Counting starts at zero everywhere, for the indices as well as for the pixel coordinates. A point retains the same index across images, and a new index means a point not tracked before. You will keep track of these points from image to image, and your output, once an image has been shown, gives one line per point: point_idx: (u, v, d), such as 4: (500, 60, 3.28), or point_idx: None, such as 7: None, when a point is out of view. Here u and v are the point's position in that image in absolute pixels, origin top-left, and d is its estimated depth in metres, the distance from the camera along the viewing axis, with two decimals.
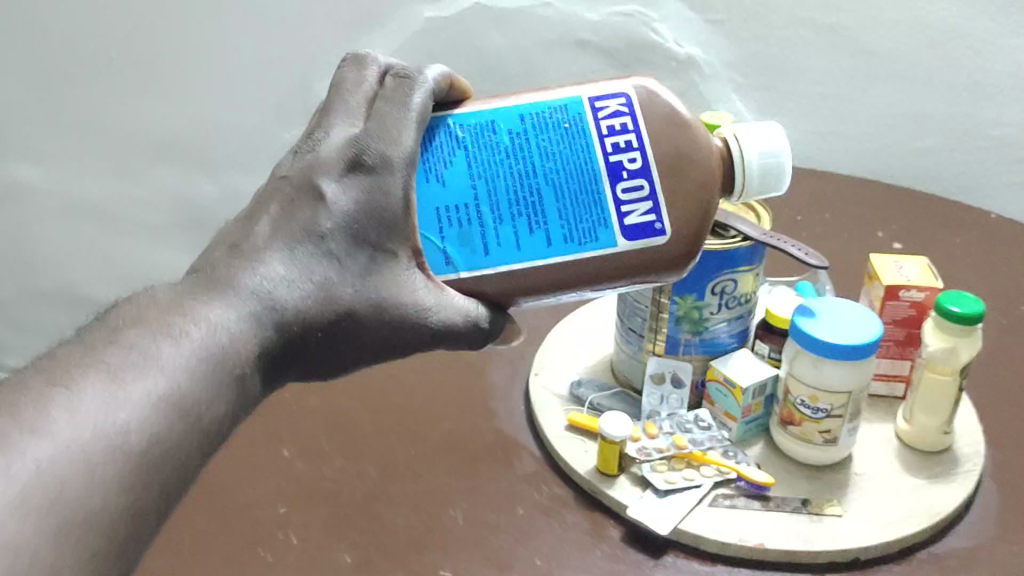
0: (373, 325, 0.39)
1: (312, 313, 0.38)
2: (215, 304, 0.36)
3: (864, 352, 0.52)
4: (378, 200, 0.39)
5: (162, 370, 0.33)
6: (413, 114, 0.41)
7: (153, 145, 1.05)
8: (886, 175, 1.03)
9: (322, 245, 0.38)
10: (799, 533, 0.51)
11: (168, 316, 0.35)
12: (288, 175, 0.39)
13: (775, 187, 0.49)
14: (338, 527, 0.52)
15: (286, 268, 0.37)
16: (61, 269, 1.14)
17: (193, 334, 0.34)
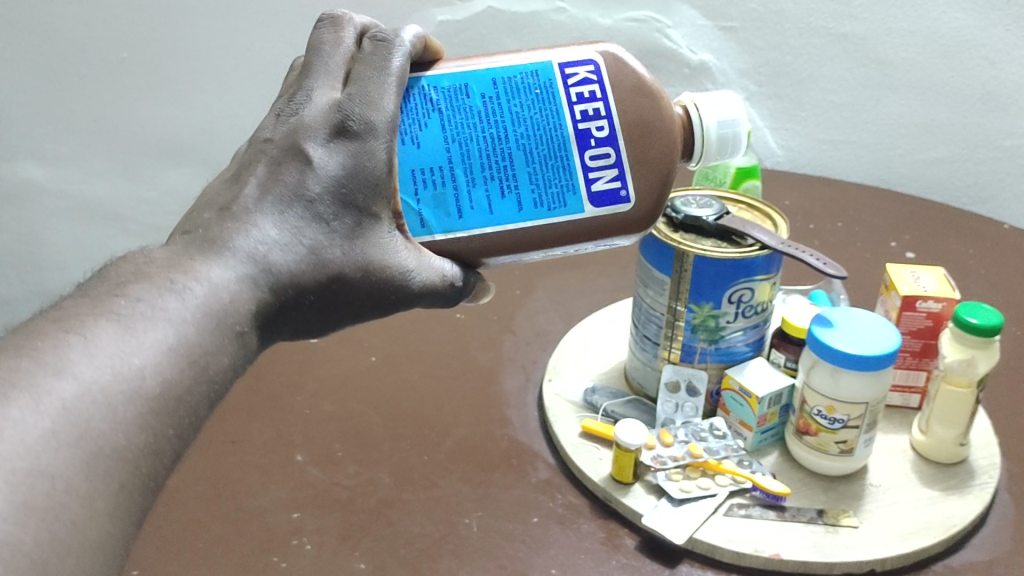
0: (356, 286, 0.40)
1: (302, 274, 0.38)
2: (210, 263, 0.36)
3: (881, 363, 0.51)
4: (363, 163, 0.40)
5: (170, 322, 0.33)
6: (393, 78, 0.42)
7: (165, 146, 1.06)
8: (897, 184, 1.03)
9: (311, 208, 0.39)
10: (815, 544, 0.51)
11: (169, 273, 0.35)
12: (273, 141, 0.40)
13: (730, 152, 0.51)
14: (352, 533, 0.52)
15: (277, 229, 0.38)
16: (69, 271, 1.14)
17: (195, 289, 0.35)
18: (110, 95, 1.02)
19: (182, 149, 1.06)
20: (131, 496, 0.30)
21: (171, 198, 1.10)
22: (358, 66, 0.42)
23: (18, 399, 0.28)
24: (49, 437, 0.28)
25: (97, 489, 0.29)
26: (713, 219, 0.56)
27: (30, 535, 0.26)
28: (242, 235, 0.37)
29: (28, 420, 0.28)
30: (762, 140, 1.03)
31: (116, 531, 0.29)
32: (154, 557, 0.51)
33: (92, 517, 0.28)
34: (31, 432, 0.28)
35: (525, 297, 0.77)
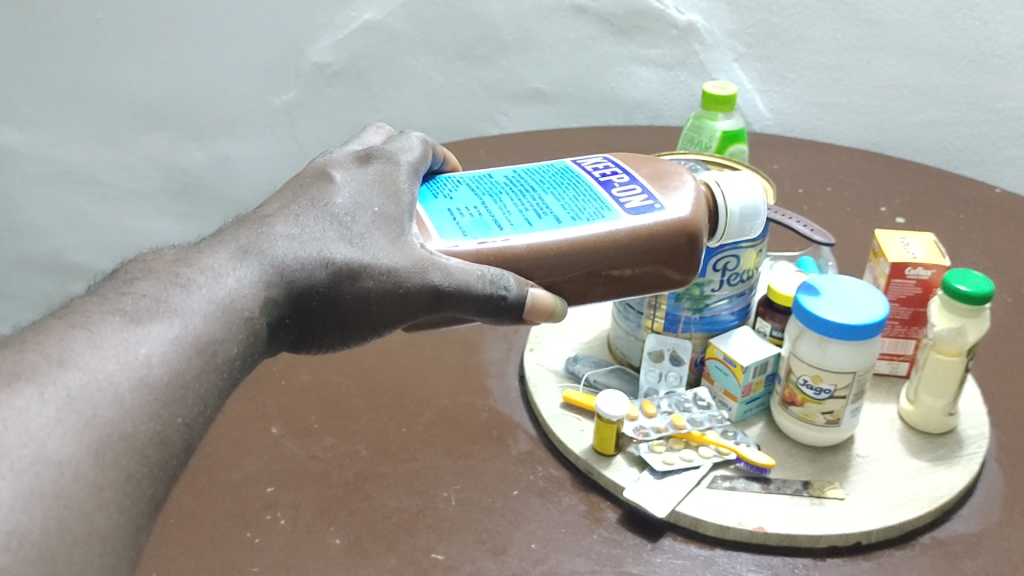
0: (370, 283, 0.39)
1: (310, 268, 0.38)
2: (219, 255, 0.37)
3: (868, 332, 0.50)
4: (381, 185, 0.42)
5: (178, 316, 0.34)
6: (415, 143, 0.46)
7: (142, 110, 1.03)
8: (888, 147, 1.02)
9: (324, 211, 0.40)
10: (798, 516, 0.50)
11: (175, 268, 0.36)
12: (301, 174, 0.43)
13: (751, 231, 0.50)
14: (328, 507, 0.51)
15: (288, 226, 0.39)
16: (47, 237, 1.13)
17: (200, 281, 0.36)
18: (84, 57, 0.99)
19: (159, 112, 1.04)
20: (141, 482, 0.30)
21: (148, 161, 1.07)
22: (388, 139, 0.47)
23: (22, 389, 0.29)
24: (53, 426, 0.29)
25: (106, 476, 0.29)
26: None
27: (39, 522, 0.27)
28: (254, 232, 0.39)
29: (31, 410, 0.29)
30: (749, 103, 1.01)
31: (126, 520, 0.29)
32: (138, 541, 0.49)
33: (101, 505, 0.29)
34: (35, 421, 0.28)
35: None
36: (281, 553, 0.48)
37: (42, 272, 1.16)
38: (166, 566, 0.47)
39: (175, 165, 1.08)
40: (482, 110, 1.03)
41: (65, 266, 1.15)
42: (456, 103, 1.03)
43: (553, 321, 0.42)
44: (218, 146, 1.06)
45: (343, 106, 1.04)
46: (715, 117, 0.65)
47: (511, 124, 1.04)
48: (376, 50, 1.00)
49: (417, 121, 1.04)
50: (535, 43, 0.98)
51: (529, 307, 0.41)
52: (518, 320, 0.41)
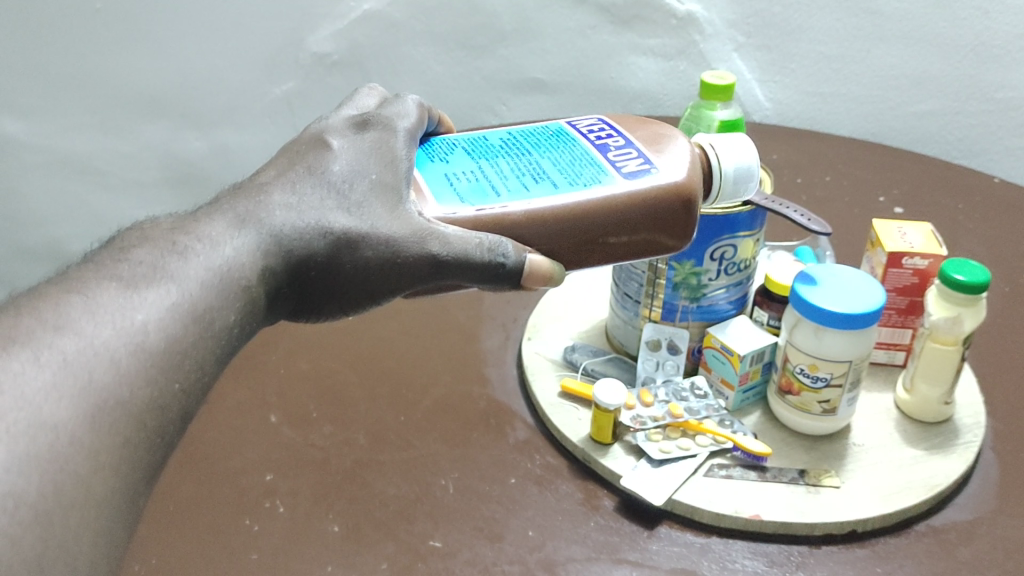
0: (367, 252, 0.39)
1: (307, 237, 0.39)
2: (217, 223, 0.38)
3: (865, 322, 0.50)
4: (376, 152, 0.42)
5: (173, 281, 0.34)
6: (412, 106, 0.46)
7: (143, 100, 1.04)
8: (888, 137, 1.01)
9: (320, 180, 0.40)
10: (795, 504, 0.50)
11: (172, 236, 0.37)
12: (300, 142, 0.44)
13: (745, 193, 0.49)
14: (326, 495, 0.51)
15: (285, 195, 0.40)
16: (48, 226, 1.13)
17: (196, 249, 0.36)
18: (84, 47, 1.00)
19: (159, 101, 1.04)
20: (143, 460, 0.31)
21: (148, 151, 1.07)
22: (384, 102, 0.47)
23: (18, 353, 0.29)
24: (50, 389, 0.29)
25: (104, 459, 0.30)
26: None
27: (37, 503, 0.27)
28: (252, 200, 0.39)
29: (28, 373, 0.29)
30: (749, 92, 1.00)
31: (122, 487, 0.30)
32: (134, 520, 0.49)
33: (103, 479, 0.29)
34: (32, 385, 0.29)
35: None
36: (278, 540, 0.48)
37: (43, 262, 1.16)
38: (165, 551, 0.47)
39: (174, 154, 1.08)
40: (482, 100, 1.04)
41: (65, 256, 1.15)
42: (456, 92, 1.03)
43: (554, 286, 0.41)
44: (217, 135, 1.07)
45: (343, 96, 1.04)
46: (713, 107, 0.65)
47: (510, 113, 1.04)
48: (376, 39, 1.00)
49: None
50: (534, 33, 0.98)
51: (526, 273, 0.40)
52: (517, 286, 0.41)
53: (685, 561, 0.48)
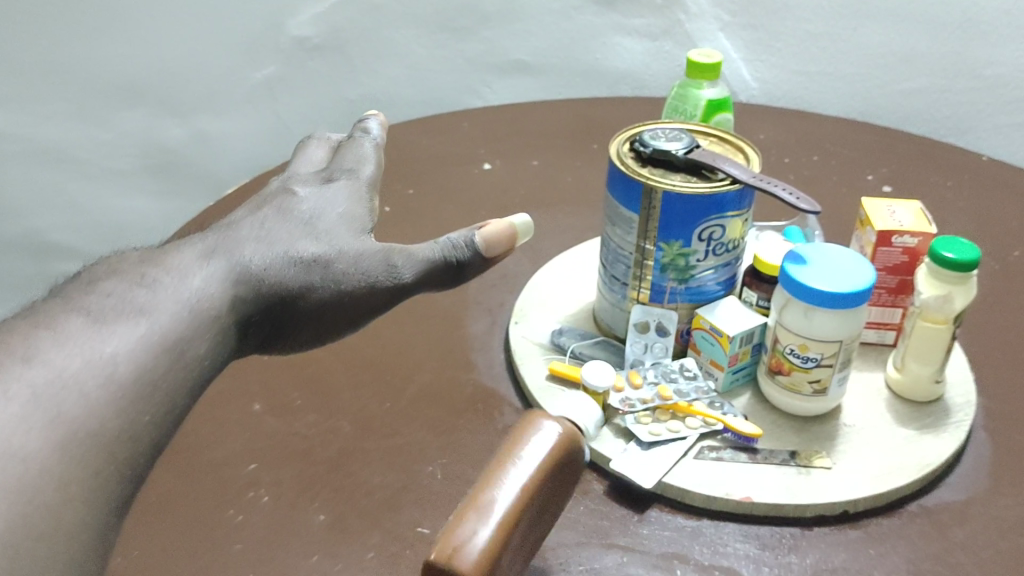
0: (338, 284, 0.47)
1: (281, 270, 0.46)
2: (186, 257, 0.45)
3: (856, 300, 0.50)
4: (339, 190, 0.52)
5: (144, 315, 0.41)
6: (367, 150, 0.56)
7: (121, 87, 1.02)
8: (874, 116, 1.01)
9: (288, 216, 0.50)
10: (786, 485, 0.50)
11: (142, 269, 0.43)
12: (270, 188, 0.54)
13: None
14: (312, 484, 0.50)
15: (254, 231, 0.48)
16: (26, 217, 1.11)
17: (164, 279, 0.43)
18: (61, 33, 0.98)
19: (138, 88, 1.02)
20: None
21: (127, 139, 1.06)
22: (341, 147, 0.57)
23: None
24: None
25: None
26: (682, 153, 0.53)
27: None
28: (223, 243, 0.47)
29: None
30: (735, 73, 1.00)
31: None
32: None
33: None
34: None
35: None
36: (263, 532, 0.47)
37: (20, 255, 1.14)
38: (147, 546, 0.47)
39: (154, 142, 1.06)
40: (465, 83, 1.03)
41: (45, 248, 1.13)
42: (438, 75, 1.02)
43: None
44: (198, 123, 1.05)
45: (325, 81, 1.03)
46: (700, 85, 0.64)
47: (494, 96, 1.04)
48: (357, 23, 0.99)
49: (400, 95, 1.04)
50: (517, 14, 0.98)
51: (484, 246, 0.49)
52: None
53: (677, 545, 0.48)
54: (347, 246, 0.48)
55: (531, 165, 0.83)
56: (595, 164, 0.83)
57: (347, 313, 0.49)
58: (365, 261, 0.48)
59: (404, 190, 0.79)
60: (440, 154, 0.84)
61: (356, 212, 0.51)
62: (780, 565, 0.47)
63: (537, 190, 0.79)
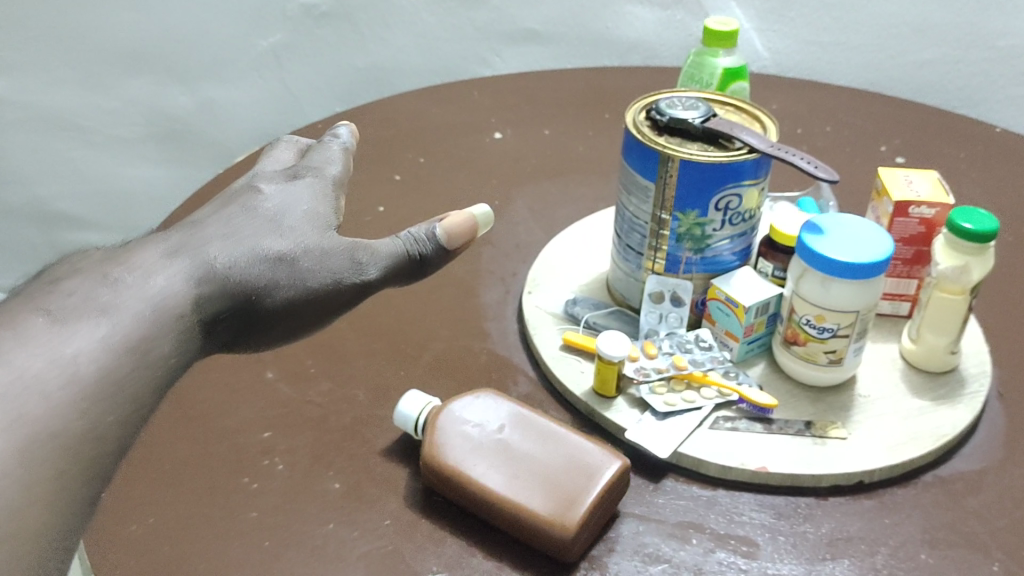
0: (302, 284, 0.46)
1: (246, 267, 0.45)
2: (149, 256, 0.44)
3: (874, 271, 0.49)
4: (306, 187, 0.50)
5: (105, 314, 0.40)
6: (337, 152, 0.54)
7: (126, 55, 1.01)
8: (887, 87, 1.00)
9: (254, 212, 0.48)
10: (801, 455, 0.50)
11: (104, 269, 0.42)
12: (235, 186, 0.52)
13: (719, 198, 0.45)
14: (326, 453, 0.50)
15: (219, 230, 0.47)
16: (30, 185, 1.11)
17: (124, 279, 0.42)
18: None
19: (143, 56, 1.01)
20: None
21: (132, 107, 1.05)
22: (314, 148, 0.55)
23: None
24: None
25: None
26: (699, 122, 0.53)
27: None
28: (188, 240, 0.46)
29: None
30: (746, 42, 0.99)
31: None
32: (123, 479, 0.49)
33: None
34: None
35: (504, 208, 0.73)
36: (278, 498, 0.48)
37: (25, 222, 1.14)
38: (163, 511, 0.47)
39: (160, 110, 1.06)
40: (474, 51, 1.02)
41: (48, 216, 1.14)
42: (447, 44, 1.02)
43: None
44: (204, 91, 1.05)
45: (332, 49, 1.02)
46: (716, 54, 0.64)
47: (504, 65, 1.03)
48: None
49: (408, 63, 1.03)
50: None
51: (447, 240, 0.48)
52: None
53: (691, 514, 0.48)
54: (313, 243, 0.47)
55: (542, 134, 0.82)
56: (606, 134, 0.83)
57: (315, 312, 0.47)
58: (330, 259, 0.47)
59: (416, 158, 0.78)
60: (451, 123, 0.83)
61: (323, 209, 0.49)
62: (795, 534, 0.47)
63: (549, 159, 0.79)
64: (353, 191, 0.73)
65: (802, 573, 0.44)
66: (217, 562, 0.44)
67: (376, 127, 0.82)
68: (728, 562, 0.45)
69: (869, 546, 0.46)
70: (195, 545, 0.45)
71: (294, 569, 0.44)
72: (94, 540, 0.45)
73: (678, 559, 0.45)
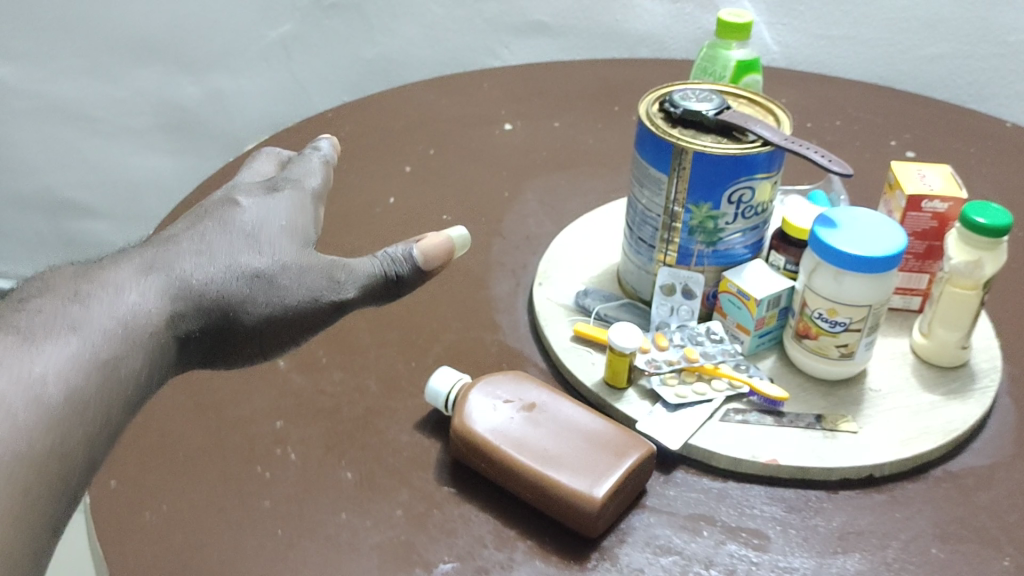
0: (276, 303, 0.46)
1: (221, 283, 0.46)
2: (124, 270, 0.44)
3: (887, 265, 0.49)
4: (284, 199, 0.50)
5: (76, 332, 0.41)
6: (315, 167, 0.54)
7: (137, 45, 1.03)
8: (896, 81, 1.00)
9: (229, 224, 0.48)
10: (812, 448, 0.50)
11: (76, 285, 0.43)
12: (211, 195, 0.52)
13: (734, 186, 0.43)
14: (338, 442, 0.50)
15: (193, 243, 0.47)
16: (37, 174, 1.17)
17: (97, 297, 0.42)
18: None
19: (153, 46, 1.03)
20: None
21: (141, 97, 1.08)
22: (293, 160, 0.55)
23: None
24: None
25: None
26: (713, 114, 0.53)
27: None
28: (162, 251, 0.46)
29: None
30: (757, 36, 0.99)
31: None
32: (137, 468, 0.49)
33: None
34: None
35: (514, 200, 0.73)
36: (290, 488, 0.48)
37: (33, 210, 1.21)
38: (176, 500, 0.47)
39: (168, 101, 1.08)
40: (483, 43, 1.02)
41: (56, 203, 1.20)
42: (456, 36, 1.01)
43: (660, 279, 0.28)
44: (211, 82, 1.06)
45: (339, 40, 1.01)
46: (729, 46, 0.64)
47: (513, 57, 1.03)
48: None
49: (416, 55, 1.03)
50: None
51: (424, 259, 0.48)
52: None
53: (703, 507, 0.48)
54: (290, 261, 0.47)
55: (552, 127, 0.82)
56: (616, 127, 0.82)
57: (290, 329, 0.48)
58: (306, 277, 0.47)
59: (426, 150, 0.78)
60: (460, 114, 0.83)
61: (300, 223, 0.49)
62: (806, 527, 0.47)
63: (559, 152, 0.79)
64: (364, 182, 0.73)
65: (813, 567, 0.44)
66: (231, 550, 0.44)
67: (385, 119, 0.82)
68: (739, 555, 0.45)
69: (880, 540, 0.46)
70: (208, 534, 0.45)
71: (307, 558, 0.44)
72: (109, 529, 0.45)
73: (690, 551, 0.45)
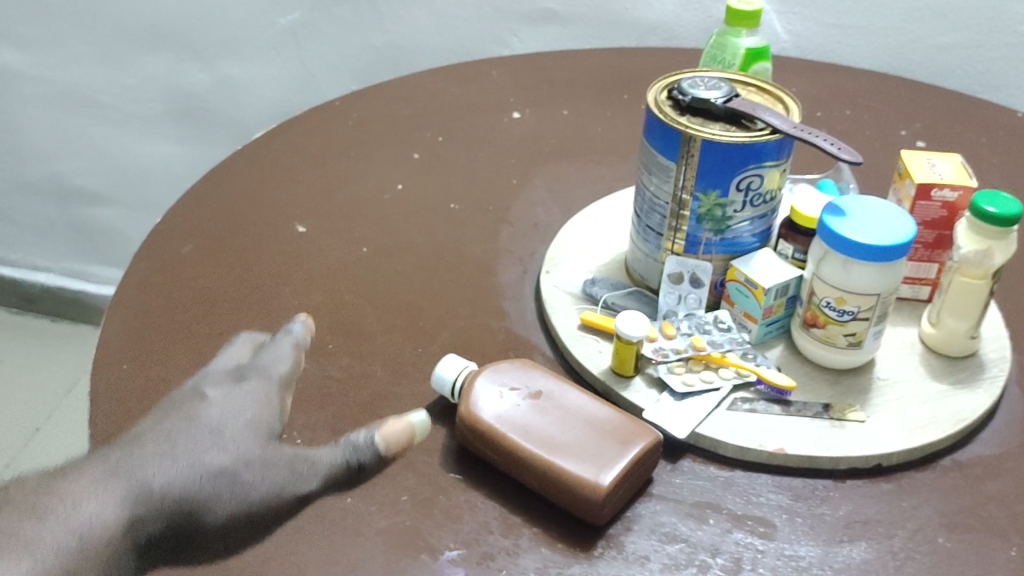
0: (240, 503, 0.41)
1: (185, 484, 0.40)
2: (84, 478, 0.40)
3: (897, 253, 0.49)
4: (251, 391, 0.45)
5: (28, 555, 0.36)
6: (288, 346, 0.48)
7: (145, 32, 1.05)
8: (908, 70, 0.99)
9: (197, 425, 0.43)
10: (819, 437, 0.50)
11: (33, 500, 0.38)
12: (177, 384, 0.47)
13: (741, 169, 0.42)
14: (345, 427, 0.51)
15: (159, 446, 0.42)
16: (46, 160, 1.22)
17: (53, 513, 0.38)
18: None
19: (162, 33, 1.05)
20: None
21: (151, 84, 1.11)
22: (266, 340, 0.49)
23: None
24: None
25: None
26: (721, 102, 0.52)
27: None
28: (128, 453, 0.41)
29: None
30: (767, 24, 0.99)
31: None
32: None
33: None
34: None
35: (522, 187, 0.73)
36: None
37: (41, 194, 1.27)
38: None
39: (178, 87, 1.10)
40: (493, 31, 1.01)
41: (65, 187, 1.25)
42: (465, 24, 1.00)
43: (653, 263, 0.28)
44: (221, 68, 1.07)
45: (347, 28, 1.01)
46: (739, 33, 0.63)
47: (523, 45, 1.02)
48: None
49: (426, 43, 1.02)
50: None
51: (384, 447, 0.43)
52: None
53: (709, 494, 0.48)
54: (258, 457, 0.42)
55: (561, 115, 0.82)
56: (625, 115, 0.82)
57: (255, 533, 0.42)
58: (272, 474, 0.42)
59: (434, 136, 0.78)
60: (469, 101, 0.83)
61: (268, 417, 0.44)
62: (812, 516, 0.47)
63: (568, 140, 0.79)
64: (372, 168, 0.74)
65: (819, 555, 0.44)
66: None
67: (394, 105, 0.82)
68: (745, 543, 0.45)
69: (887, 529, 0.46)
70: None
71: (313, 543, 0.44)
72: None
73: (696, 539, 0.45)
